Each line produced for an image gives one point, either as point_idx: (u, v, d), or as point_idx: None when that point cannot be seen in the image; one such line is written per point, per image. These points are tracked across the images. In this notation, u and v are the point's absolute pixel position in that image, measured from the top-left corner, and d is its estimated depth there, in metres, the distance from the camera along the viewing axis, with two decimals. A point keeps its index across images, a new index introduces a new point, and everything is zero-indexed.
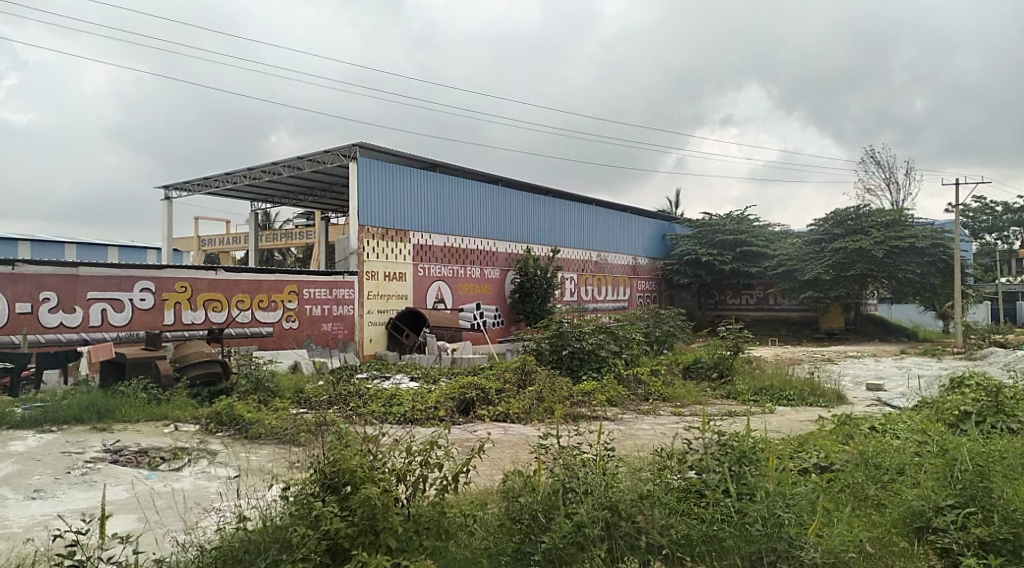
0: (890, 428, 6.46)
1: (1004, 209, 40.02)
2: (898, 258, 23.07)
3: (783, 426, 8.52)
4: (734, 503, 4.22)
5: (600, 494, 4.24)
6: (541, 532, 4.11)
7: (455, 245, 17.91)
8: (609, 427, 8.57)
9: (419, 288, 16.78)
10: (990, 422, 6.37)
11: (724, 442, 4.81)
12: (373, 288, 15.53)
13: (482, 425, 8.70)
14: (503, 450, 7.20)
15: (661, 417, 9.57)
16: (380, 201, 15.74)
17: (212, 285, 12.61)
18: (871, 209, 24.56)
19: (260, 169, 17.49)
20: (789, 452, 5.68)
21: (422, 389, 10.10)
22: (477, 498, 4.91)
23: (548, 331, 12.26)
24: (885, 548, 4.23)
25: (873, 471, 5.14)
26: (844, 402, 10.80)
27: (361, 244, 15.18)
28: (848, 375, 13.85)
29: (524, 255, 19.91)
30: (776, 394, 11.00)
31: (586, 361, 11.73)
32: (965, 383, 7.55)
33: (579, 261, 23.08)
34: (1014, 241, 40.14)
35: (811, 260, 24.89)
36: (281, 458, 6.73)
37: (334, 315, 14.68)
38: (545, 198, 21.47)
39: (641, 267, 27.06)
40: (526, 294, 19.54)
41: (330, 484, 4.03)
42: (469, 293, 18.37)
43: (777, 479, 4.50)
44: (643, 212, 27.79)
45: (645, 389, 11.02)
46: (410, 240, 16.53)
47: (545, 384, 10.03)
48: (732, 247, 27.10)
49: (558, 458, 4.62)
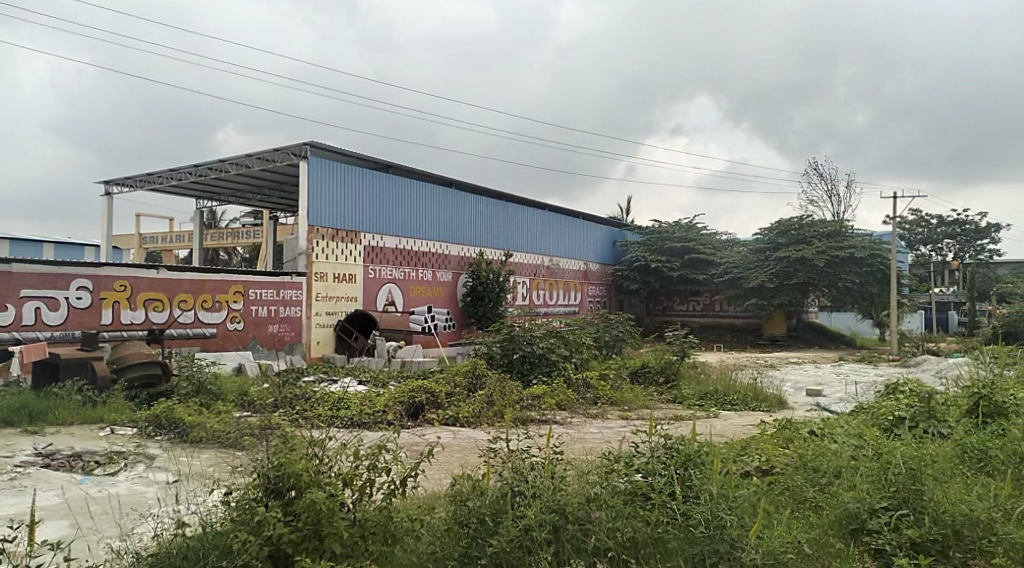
0: (828, 432, 6.63)
1: (938, 222, 41.65)
2: (838, 267, 23.87)
3: (726, 430, 8.73)
4: (679, 506, 4.32)
5: (548, 498, 4.32)
6: (488, 536, 4.09)
7: (406, 247, 17.76)
8: (558, 431, 8.63)
9: (370, 290, 16.60)
10: (922, 426, 6.64)
11: (670, 446, 4.91)
12: (322, 290, 15.28)
13: (431, 429, 8.65)
14: (452, 454, 7.19)
15: (609, 421, 9.67)
16: (331, 202, 15.56)
17: (154, 284, 12.26)
18: (814, 220, 25.33)
19: (206, 166, 17.11)
20: (732, 455, 5.82)
21: (371, 392, 9.99)
22: (425, 502, 4.87)
23: (500, 334, 12.26)
24: (822, 549, 4.33)
25: (812, 474, 5.25)
26: (785, 406, 11.09)
27: (310, 244, 14.96)
28: (790, 381, 14.23)
29: (476, 258, 19.88)
30: (720, 399, 11.25)
31: (536, 365, 11.78)
32: (899, 389, 7.85)
33: (531, 265, 23.18)
34: (947, 254, 41.76)
35: (756, 268, 25.50)
36: (224, 462, 6.56)
37: (281, 316, 14.41)
38: (498, 203, 21.50)
39: (591, 272, 27.31)
40: (479, 297, 19.51)
41: (274, 489, 3.93)
42: (420, 296, 18.23)
43: (721, 482, 4.57)
44: (594, 218, 28.11)
45: (593, 393, 11.12)
46: (361, 242, 16.36)
47: (496, 388, 10.05)
48: (680, 255, 27.62)
49: (506, 461, 4.64)
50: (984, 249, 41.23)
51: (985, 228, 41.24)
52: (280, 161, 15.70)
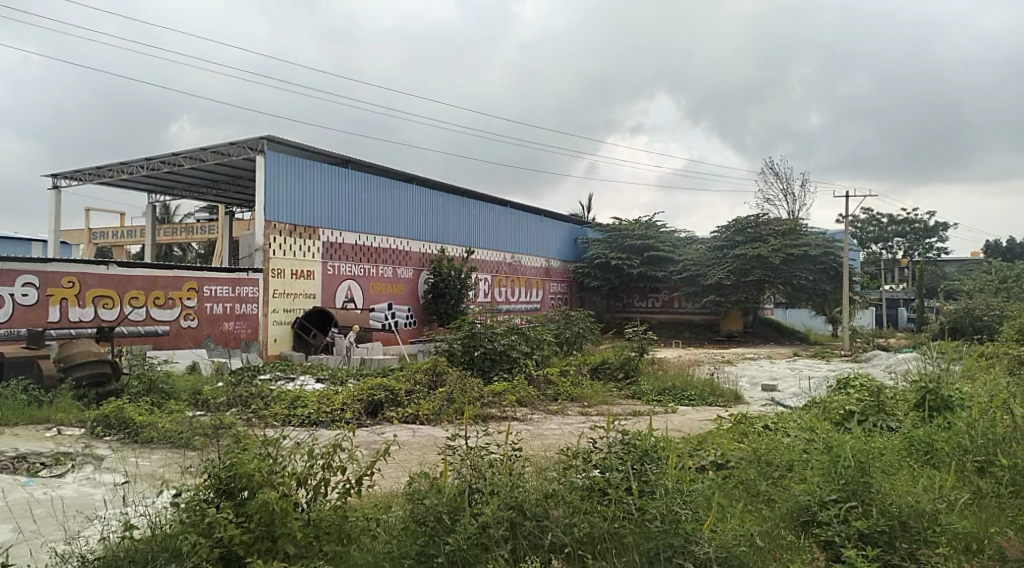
0: (781, 426, 6.76)
1: (889, 220, 42.76)
2: (793, 265, 24.37)
3: (683, 425, 8.84)
4: (636, 501, 4.36)
5: (505, 494, 4.32)
6: (445, 533, 4.06)
7: (366, 244, 17.58)
8: (518, 427, 8.64)
9: (329, 287, 16.40)
10: (872, 420, 6.82)
11: (627, 441, 4.94)
12: (279, 287, 15.04)
13: (390, 427, 8.59)
14: (410, 452, 7.14)
15: (568, 417, 9.71)
16: (288, 197, 15.32)
17: (104, 280, 11.94)
18: (770, 218, 25.77)
19: (159, 159, 16.71)
20: (688, 449, 5.91)
21: (330, 390, 9.87)
22: (382, 501, 4.83)
23: (460, 332, 12.20)
24: (774, 542, 4.41)
25: (766, 467, 5.35)
26: (741, 401, 11.27)
27: (267, 240, 14.71)
28: (745, 376, 14.48)
29: (437, 255, 19.78)
30: (678, 394, 11.38)
31: (497, 362, 11.77)
32: (850, 384, 8.03)
33: (493, 262, 23.16)
34: (897, 252, 42.93)
35: (714, 265, 25.87)
36: (174, 463, 6.41)
37: (236, 314, 14.14)
38: (459, 199, 21.41)
39: (553, 269, 27.41)
40: (440, 294, 19.41)
41: (226, 490, 3.86)
42: (381, 293, 18.07)
43: (677, 477, 4.61)
44: (555, 215, 28.21)
45: (554, 389, 11.16)
46: (319, 238, 16.14)
47: (456, 385, 10.01)
48: (640, 252, 27.86)
49: (465, 458, 4.62)
50: (932, 248, 42.52)
51: (933, 227, 42.52)
52: (236, 155, 15.41)
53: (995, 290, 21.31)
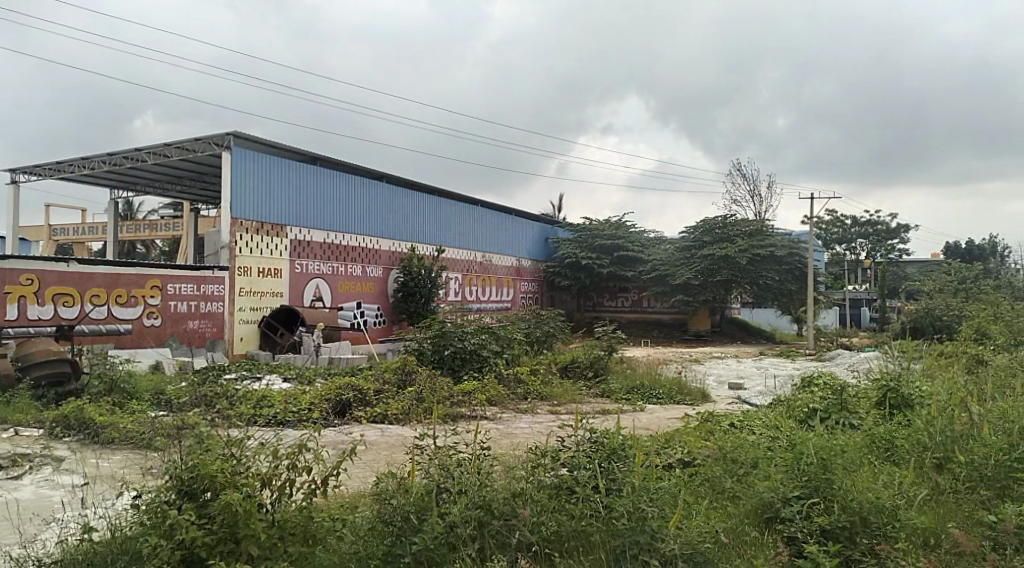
0: (747, 424, 6.85)
1: (852, 222, 43.58)
2: (759, 265, 24.72)
3: (651, 424, 8.92)
4: (603, 499, 4.37)
5: (473, 494, 4.32)
6: (412, 533, 4.04)
7: (334, 242, 17.42)
8: (487, 427, 8.64)
9: (297, 285, 16.21)
10: (835, 417, 6.96)
11: (595, 440, 4.95)
12: (246, 285, 14.84)
13: (358, 427, 8.52)
14: (378, 452, 7.09)
15: (538, 415, 9.74)
16: (255, 194, 15.11)
17: (63, 278, 11.68)
18: (737, 219, 26.09)
19: (122, 154, 16.38)
20: (656, 448, 5.97)
21: (297, 390, 9.77)
22: (349, 502, 4.79)
23: (430, 331, 12.13)
24: (738, 538, 4.48)
25: (731, 465, 5.42)
26: (707, 400, 11.40)
27: (233, 238, 14.50)
28: (712, 375, 14.65)
29: (407, 254, 19.67)
30: (646, 393, 11.48)
31: (467, 361, 11.74)
32: (814, 382, 8.17)
33: (463, 261, 23.11)
34: (860, 253, 43.77)
35: (682, 265, 26.12)
36: (136, 464, 6.29)
37: (201, 312, 13.90)
38: (430, 198, 21.33)
39: (524, 268, 27.44)
40: (410, 293, 19.31)
41: (188, 491, 3.79)
42: (350, 292, 17.91)
43: (644, 475, 4.64)
44: (525, 214, 28.24)
45: (524, 388, 11.18)
46: (287, 235, 15.96)
47: (426, 384, 9.97)
48: (609, 252, 28.01)
49: (433, 458, 4.60)
50: (894, 249, 43.48)
51: (895, 228, 43.47)
52: (201, 151, 15.18)
53: (954, 291, 21.86)
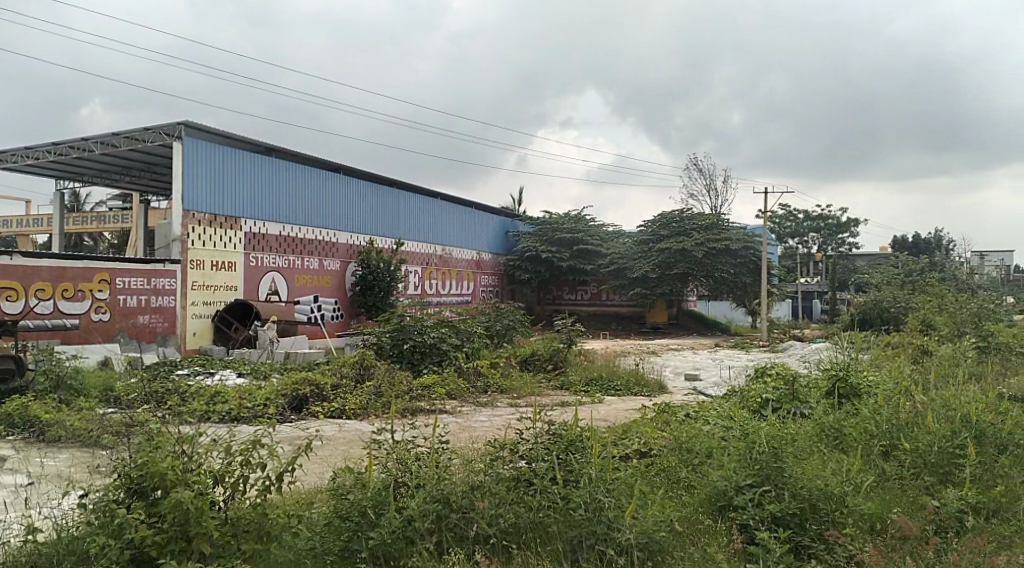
0: (702, 414, 6.97)
1: (804, 216, 44.57)
2: (715, 258, 25.14)
3: (609, 415, 9.03)
4: (560, 490, 4.42)
5: (431, 488, 4.30)
6: (369, 528, 4.03)
7: (290, 235, 17.15)
8: (446, 421, 8.63)
9: (252, 279, 15.91)
10: (786, 407, 7.15)
11: (553, 432, 4.97)
12: (198, 279, 14.51)
13: (315, 422, 8.43)
14: (335, 447, 7.03)
15: (498, 408, 9.75)
16: (208, 185, 14.80)
17: (6, 272, 11.37)
18: (693, 213, 26.46)
19: (67, 144, 15.88)
20: (613, 439, 6.06)
21: (252, 385, 9.61)
22: (304, 498, 4.74)
23: (389, 324, 12.02)
24: (692, 527, 4.56)
25: (686, 455, 5.53)
26: (664, 391, 11.57)
27: (185, 230, 14.17)
28: (669, 366, 14.86)
29: (366, 247, 19.49)
30: (604, 385, 11.59)
31: (427, 355, 11.69)
32: (767, 373, 8.35)
33: (423, 254, 23.00)
34: (812, 246, 44.83)
35: (640, 258, 26.42)
36: (83, 462, 6.13)
37: (152, 307, 13.56)
38: (389, 190, 21.16)
39: (484, 261, 27.42)
40: (368, 286, 19.13)
41: (137, 490, 3.70)
42: (306, 285, 17.66)
43: (601, 466, 4.68)
44: (485, 207, 28.21)
45: (484, 381, 11.20)
46: (242, 228, 15.66)
47: (384, 379, 9.91)
48: (569, 245, 28.13)
49: (390, 452, 4.57)
50: (844, 243, 44.65)
51: (845, 222, 44.63)
52: (151, 140, 14.83)
53: (900, 283, 22.51)
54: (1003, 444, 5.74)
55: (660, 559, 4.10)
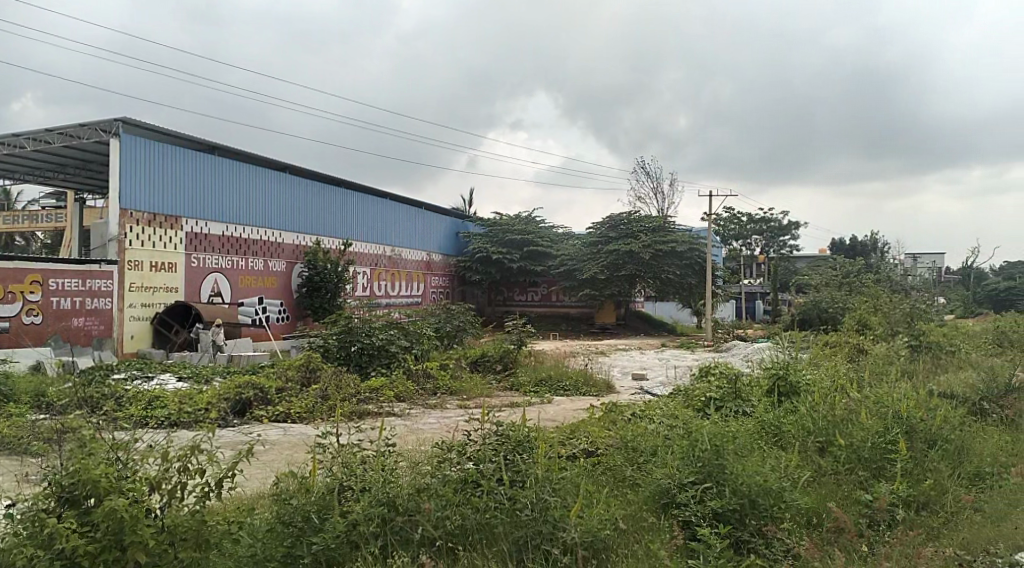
0: (648, 413, 7.08)
1: (747, 219, 45.58)
2: (661, 260, 25.59)
3: (557, 415, 9.11)
4: (506, 491, 4.43)
5: (377, 491, 4.26)
6: (312, 533, 3.98)
7: (234, 235, 16.79)
8: (394, 423, 8.56)
9: (193, 280, 15.50)
10: (730, 406, 7.33)
11: (500, 432, 4.99)
12: (137, 280, 14.08)
13: (259, 427, 8.27)
14: (279, 452, 6.91)
15: (447, 410, 9.72)
16: (147, 183, 14.35)
17: None
18: (640, 215, 26.87)
19: None
20: (561, 438, 6.11)
21: (194, 389, 9.37)
22: (245, 504, 4.64)
23: (336, 327, 11.88)
24: (637, 524, 4.63)
25: (632, 454, 5.60)
26: (612, 391, 11.72)
27: (123, 230, 13.74)
28: (617, 366, 15.03)
29: (312, 247, 19.19)
30: (554, 385, 11.67)
31: (375, 357, 11.58)
32: (710, 372, 8.54)
33: (372, 256, 22.78)
34: (754, 248, 45.88)
35: (589, 260, 26.69)
36: (11, 473, 5.89)
37: (87, 309, 13.10)
38: (336, 190, 20.88)
39: (434, 262, 27.27)
40: (315, 288, 18.84)
41: (69, 499, 3.58)
42: (250, 287, 17.29)
43: (548, 466, 4.69)
44: (435, 208, 28.09)
45: (433, 383, 11.16)
46: (182, 228, 15.24)
47: (331, 381, 9.78)
48: (519, 246, 28.18)
49: (336, 456, 4.52)
50: (786, 245, 46.01)
51: (786, 225, 45.94)
52: (86, 137, 14.33)
53: (838, 284, 23.27)
54: (932, 439, 5.98)
55: (604, 557, 4.17)
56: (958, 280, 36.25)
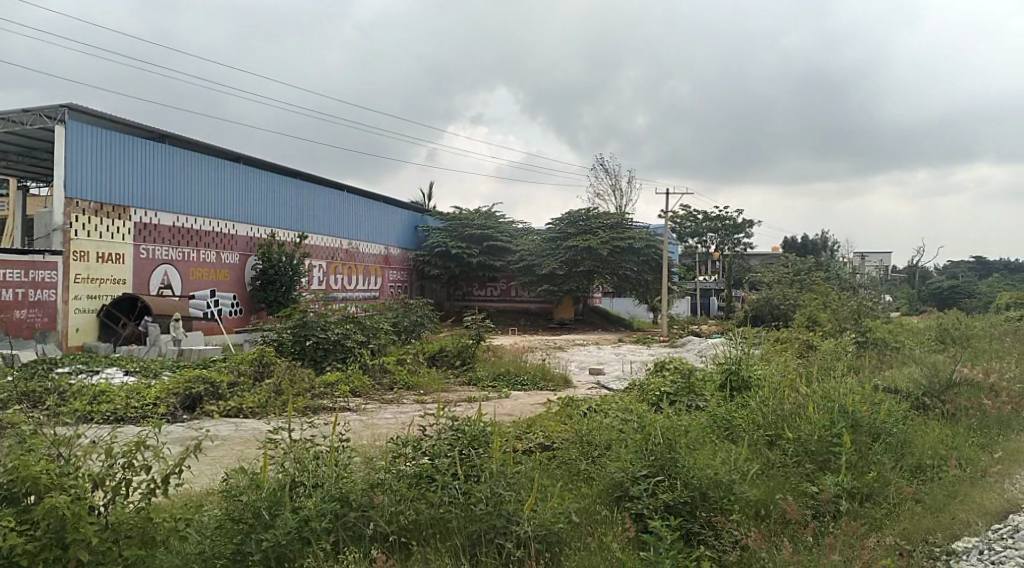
0: (602, 407, 7.14)
1: (703, 217, 46.29)
2: (619, 256, 25.83)
3: (513, 409, 9.15)
4: (461, 485, 4.41)
5: (330, 487, 4.24)
6: (262, 530, 3.89)
7: (186, 226, 16.41)
8: (349, 419, 8.48)
9: (142, 272, 15.11)
10: (683, 400, 7.46)
11: (456, 427, 4.97)
12: (83, 271, 13.66)
13: (210, 422, 8.12)
14: (230, 448, 6.78)
15: (403, 405, 9.66)
16: (93, 172, 13.93)
17: None
18: (598, 212, 27.09)
19: None
20: (517, 433, 6.14)
21: (141, 383, 9.14)
22: (194, 501, 4.56)
23: (290, 321, 11.71)
24: (590, 518, 4.69)
25: (586, 447, 5.65)
26: (569, 385, 11.80)
27: (68, 219, 13.31)
28: (575, 361, 15.12)
29: (267, 240, 18.88)
30: (511, 380, 11.70)
31: (330, 352, 11.44)
32: (665, 366, 8.67)
33: (328, 249, 22.49)
34: (710, 246, 46.61)
35: (548, 256, 26.81)
36: None
37: (30, 301, 12.69)
38: (292, 182, 20.55)
39: (391, 257, 27.04)
40: (269, 281, 18.53)
41: (7, 496, 3.45)
42: (202, 279, 16.93)
43: (502, 460, 4.71)
44: (393, 202, 27.86)
45: (390, 377, 11.08)
46: (131, 218, 14.83)
47: (285, 376, 9.65)
48: (478, 241, 28.13)
49: (288, 452, 4.45)
50: (740, 243, 46.79)
51: (741, 224, 46.76)
52: (29, 123, 13.84)
53: (789, 281, 23.78)
54: (876, 432, 6.15)
55: (558, 550, 4.21)
56: (904, 279, 37.41)
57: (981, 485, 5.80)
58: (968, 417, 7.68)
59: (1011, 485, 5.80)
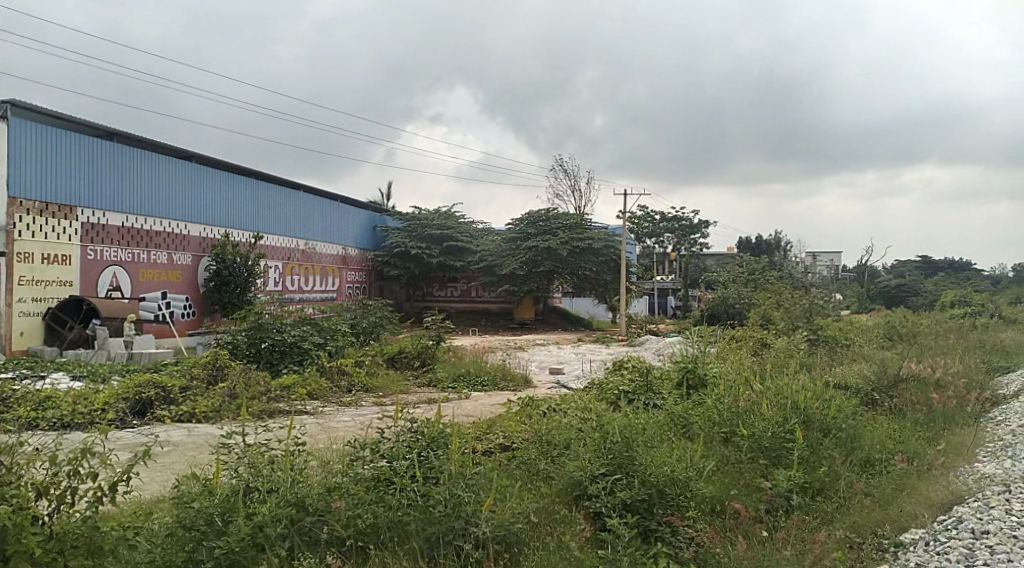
0: (562, 406, 7.17)
1: (660, 217, 46.91)
2: (578, 256, 26.00)
3: (473, 410, 9.13)
4: (420, 488, 4.36)
5: (284, 492, 4.17)
6: (215, 536, 3.81)
7: (136, 226, 16.00)
8: (305, 422, 8.36)
9: (90, 273, 14.67)
10: (642, 398, 7.54)
11: (414, 429, 4.94)
12: (27, 273, 13.18)
13: (161, 427, 7.92)
14: (182, 454, 6.61)
15: (362, 408, 9.57)
16: (37, 170, 13.49)
17: None
18: (558, 212, 27.24)
19: None
20: (476, 434, 6.12)
21: (88, 389, 8.86)
22: (143, 509, 4.45)
23: (246, 322, 11.48)
24: (548, 517, 4.70)
25: (546, 447, 5.66)
26: (528, 385, 11.82)
27: (11, 219, 12.86)
28: (534, 361, 15.14)
29: (221, 240, 18.50)
30: (471, 380, 11.67)
31: (287, 354, 11.28)
32: (624, 365, 8.73)
33: (284, 250, 22.15)
34: (667, 246, 47.25)
35: (507, 256, 26.82)
36: None
37: None
38: (246, 182, 20.17)
39: (349, 257, 26.73)
40: (222, 282, 18.13)
41: None
42: (152, 281, 16.51)
43: (461, 461, 4.69)
44: (351, 201, 27.56)
45: (348, 380, 10.95)
46: (78, 217, 14.41)
47: (240, 379, 9.45)
48: (437, 241, 27.99)
49: (242, 457, 4.37)
50: (697, 244, 47.49)
51: (698, 224, 47.50)
52: None
53: (744, 280, 24.20)
54: (826, 428, 6.30)
55: (517, 551, 4.23)
56: (854, 278, 38.42)
57: (927, 477, 5.97)
58: (915, 411, 7.91)
59: (955, 477, 5.99)
